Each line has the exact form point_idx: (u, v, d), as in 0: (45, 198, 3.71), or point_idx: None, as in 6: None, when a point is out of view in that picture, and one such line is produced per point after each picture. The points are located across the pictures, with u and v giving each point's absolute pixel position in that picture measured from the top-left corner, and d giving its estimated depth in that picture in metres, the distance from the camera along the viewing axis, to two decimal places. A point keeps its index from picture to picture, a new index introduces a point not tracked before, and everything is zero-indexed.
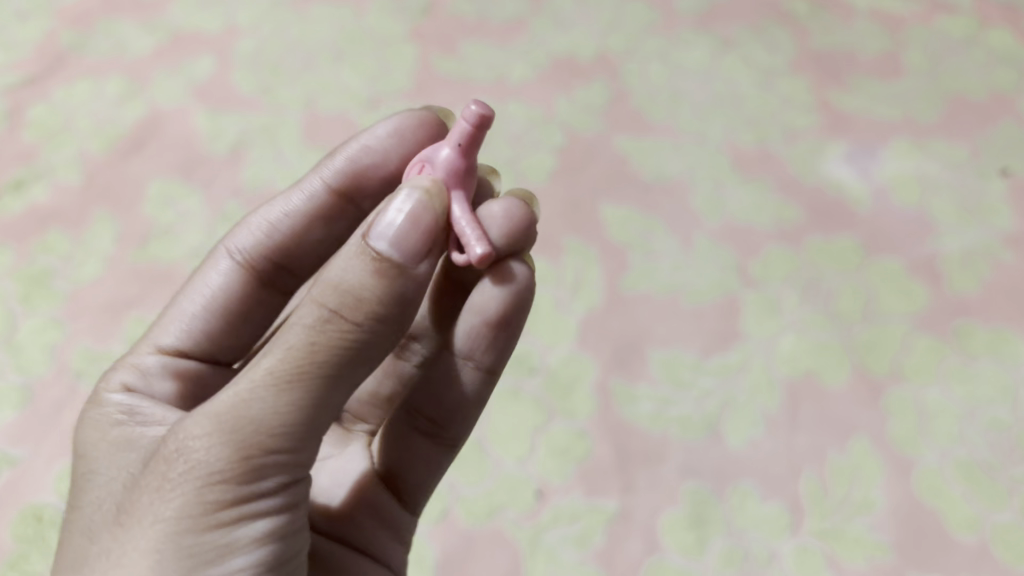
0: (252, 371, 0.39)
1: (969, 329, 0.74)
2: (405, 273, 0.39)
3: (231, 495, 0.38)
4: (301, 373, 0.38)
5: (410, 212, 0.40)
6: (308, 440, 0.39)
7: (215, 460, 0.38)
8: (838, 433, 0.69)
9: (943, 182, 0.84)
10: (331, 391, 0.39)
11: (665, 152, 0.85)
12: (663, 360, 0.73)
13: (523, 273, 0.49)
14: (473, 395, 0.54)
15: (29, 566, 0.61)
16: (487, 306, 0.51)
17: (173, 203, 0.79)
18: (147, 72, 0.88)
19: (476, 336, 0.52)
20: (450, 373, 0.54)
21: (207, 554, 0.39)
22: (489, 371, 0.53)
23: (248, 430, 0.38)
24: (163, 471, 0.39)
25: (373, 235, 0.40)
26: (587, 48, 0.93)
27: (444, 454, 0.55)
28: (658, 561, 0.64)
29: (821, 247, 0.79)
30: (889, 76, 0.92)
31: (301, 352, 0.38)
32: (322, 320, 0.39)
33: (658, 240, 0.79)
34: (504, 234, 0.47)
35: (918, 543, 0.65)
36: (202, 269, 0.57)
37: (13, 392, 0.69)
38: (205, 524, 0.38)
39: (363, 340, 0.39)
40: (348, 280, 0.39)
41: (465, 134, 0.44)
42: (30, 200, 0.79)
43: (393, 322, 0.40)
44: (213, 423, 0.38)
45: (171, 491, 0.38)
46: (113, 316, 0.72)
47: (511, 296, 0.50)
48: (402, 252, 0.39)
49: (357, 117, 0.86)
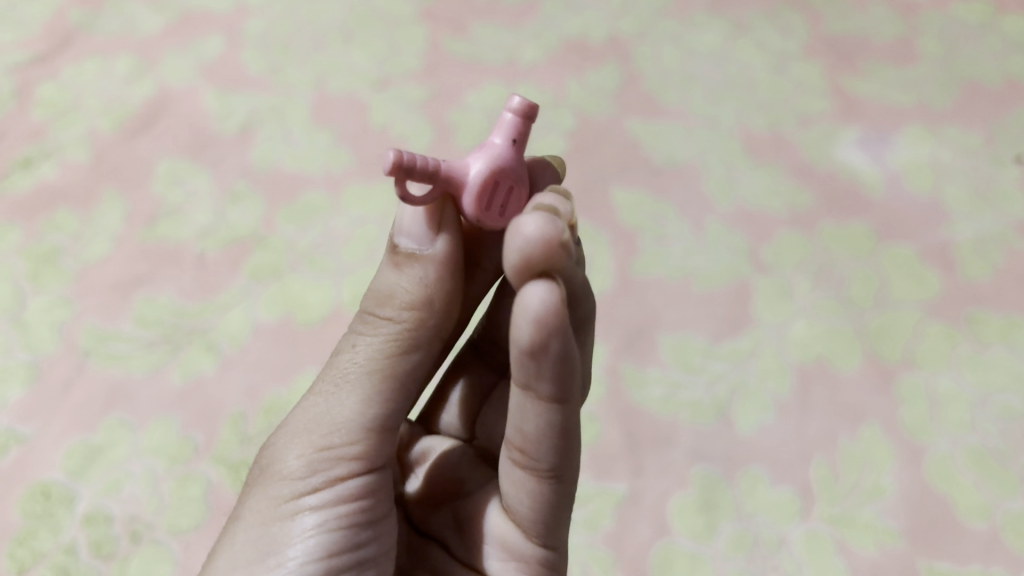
0: (319, 381, 0.45)
1: (981, 316, 0.74)
2: (420, 260, 0.42)
3: (291, 488, 0.44)
4: (348, 374, 0.44)
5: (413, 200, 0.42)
6: (360, 436, 0.44)
7: (282, 458, 0.44)
8: (850, 419, 0.69)
9: (958, 168, 0.83)
10: (379, 386, 0.43)
11: (677, 135, 0.84)
12: (674, 345, 0.72)
13: (551, 294, 0.38)
14: (545, 425, 0.43)
15: (36, 543, 0.61)
16: (517, 338, 0.39)
17: (183, 182, 0.79)
18: (156, 51, 0.88)
19: (520, 370, 0.40)
20: (517, 403, 0.43)
21: (268, 547, 0.43)
22: (559, 399, 0.42)
23: (308, 427, 0.44)
24: (254, 475, 0.46)
25: (397, 232, 0.43)
26: (598, 30, 0.92)
27: (546, 485, 0.47)
28: (666, 545, 0.63)
29: (834, 232, 0.78)
30: (903, 61, 0.91)
31: (348, 356, 0.44)
32: (366, 322, 0.44)
33: (669, 224, 0.79)
34: (523, 253, 0.38)
35: (929, 530, 0.64)
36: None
37: (21, 370, 0.69)
38: (272, 516, 0.44)
39: (401, 334, 0.43)
40: (382, 280, 0.43)
41: (507, 128, 0.42)
42: (39, 177, 0.79)
43: (431, 315, 0.43)
44: (288, 429, 0.45)
45: (255, 489, 0.45)
46: (121, 294, 0.72)
47: (545, 319, 0.38)
48: (413, 237, 0.42)
49: (366, 97, 0.85)
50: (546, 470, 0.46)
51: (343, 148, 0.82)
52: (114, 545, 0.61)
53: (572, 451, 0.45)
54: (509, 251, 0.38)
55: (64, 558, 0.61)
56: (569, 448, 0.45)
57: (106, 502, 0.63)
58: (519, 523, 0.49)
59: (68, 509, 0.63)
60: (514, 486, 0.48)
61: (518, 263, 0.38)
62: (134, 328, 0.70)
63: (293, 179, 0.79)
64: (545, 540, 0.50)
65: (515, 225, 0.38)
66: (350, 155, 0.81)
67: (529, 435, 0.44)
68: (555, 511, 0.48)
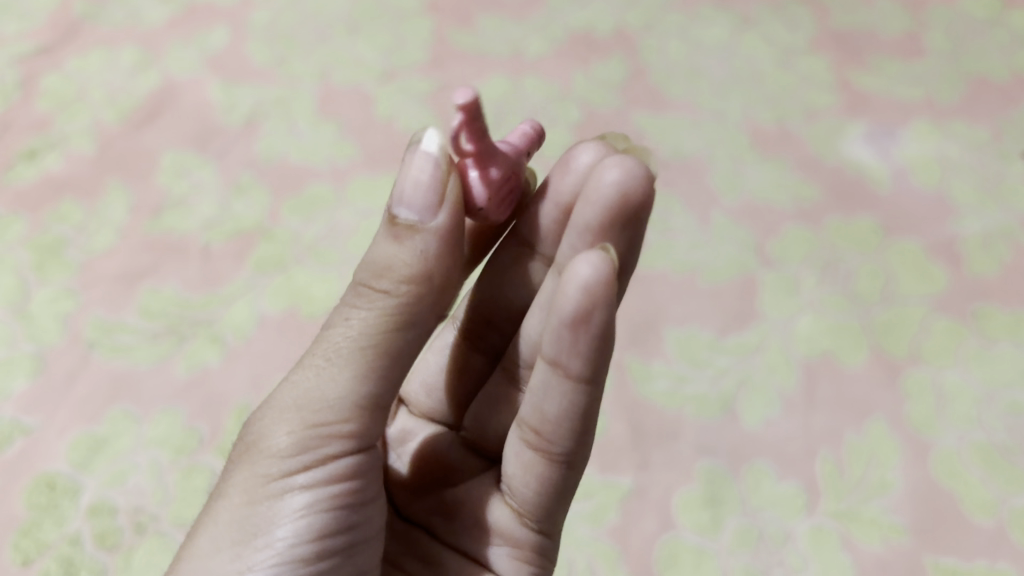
0: (308, 354, 0.44)
1: (988, 312, 0.73)
2: (421, 233, 0.41)
3: (279, 467, 0.43)
4: (338, 351, 0.42)
5: (417, 161, 0.41)
6: (348, 415, 0.43)
7: (270, 434, 0.43)
8: (857, 414, 0.68)
9: (965, 163, 0.82)
10: (370, 363, 0.42)
11: (683, 129, 0.84)
12: (679, 338, 0.72)
13: (603, 262, 0.40)
14: (569, 406, 0.44)
15: (41, 534, 0.61)
16: (565, 302, 0.41)
17: (188, 174, 0.79)
18: (161, 42, 0.88)
19: (560, 338, 0.42)
20: (541, 381, 0.44)
21: (254, 526, 0.43)
22: (588, 380, 0.43)
23: (299, 404, 0.43)
24: (239, 447, 0.45)
25: (395, 203, 0.41)
26: (605, 23, 0.92)
27: (558, 472, 0.47)
28: (671, 539, 0.63)
29: (841, 226, 0.78)
30: (911, 55, 0.90)
31: (341, 329, 0.42)
32: (359, 294, 0.42)
33: (675, 218, 0.78)
34: (619, 185, 0.45)
35: (934, 526, 0.64)
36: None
37: (26, 361, 0.68)
38: (257, 494, 0.43)
39: (395, 308, 0.41)
40: (379, 250, 0.42)
41: (522, 137, 0.46)
42: (44, 168, 0.79)
43: (426, 288, 0.41)
44: (276, 403, 0.44)
45: (240, 463, 0.44)
46: (126, 285, 0.72)
47: (597, 285, 0.40)
48: (415, 208, 0.41)
49: (371, 90, 0.85)
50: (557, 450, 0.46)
51: (348, 140, 0.81)
52: (119, 537, 0.61)
53: (589, 438, 0.46)
54: (604, 192, 0.45)
55: (70, 548, 0.61)
56: (587, 435, 0.46)
57: (111, 494, 0.63)
58: (516, 507, 0.50)
59: (73, 500, 0.62)
60: (522, 469, 0.49)
61: (614, 196, 0.45)
62: (138, 319, 0.70)
63: (298, 170, 0.79)
64: (540, 526, 0.50)
65: (611, 174, 0.45)
66: (354, 148, 0.81)
67: (549, 416, 0.45)
68: (556, 499, 0.49)
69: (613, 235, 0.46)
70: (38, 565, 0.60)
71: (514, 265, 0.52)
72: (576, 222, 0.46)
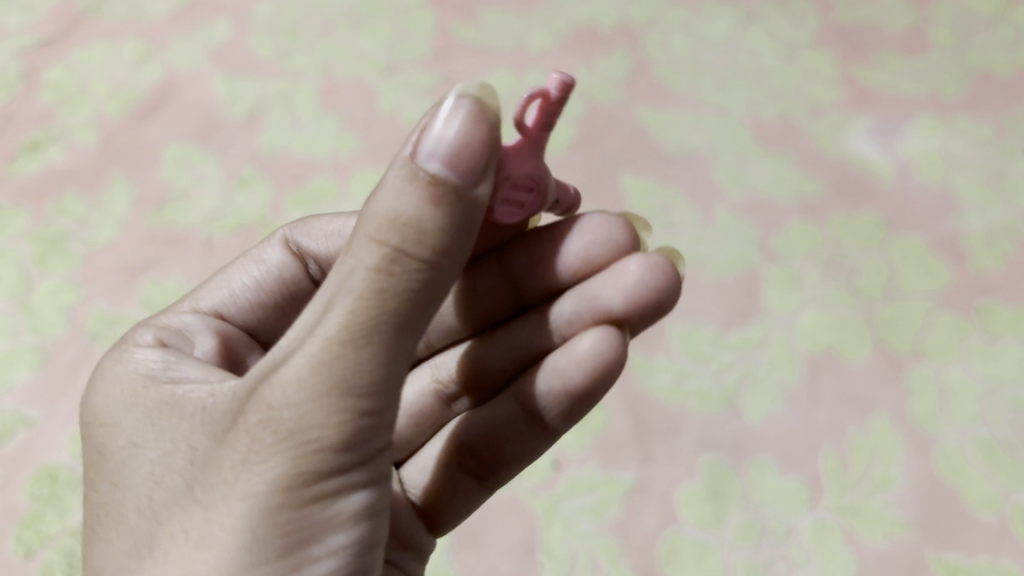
0: (321, 331, 0.36)
1: (991, 308, 0.73)
2: (467, 200, 0.35)
3: (323, 463, 0.37)
4: (376, 336, 0.35)
5: (457, 119, 0.35)
6: (387, 400, 0.37)
7: (302, 430, 0.36)
8: (860, 409, 0.68)
9: (969, 159, 0.82)
10: (407, 340, 0.36)
11: (686, 123, 0.84)
12: (682, 333, 0.72)
13: (602, 345, 0.46)
14: (528, 450, 0.52)
15: (44, 527, 0.61)
16: (569, 375, 0.47)
17: (191, 167, 0.79)
18: (164, 35, 0.88)
19: (550, 396, 0.49)
20: (509, 425, 0.51)
21: (303, 536, 0.38)
22: (554, 432, 0.51)
23: (334, 394, 0.36)
24: (245, 446, 0.37)
25: (422, 154, 0.35)
26: (608, 17, 0.91)
27: (482, 493, 0.55)
28: (673, 534, 0.63)
29: (844, 222, 0.78)
30: (914, 51, 0.90)
31: (377, 304, 0.35)
32: (387, 262, 0.35)
33: (678, 212, 0.78)
34: (649, 282, 0.45)
35: (937, 522, 0.64)
36: (252, 252, 0.59)
37: (29, 353, 0.68)
38: (296, 502, 0.37)
39: (431, 280, 0.36)
40: (410, 211, 0.35)
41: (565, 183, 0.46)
42: (47, 161, 0.79)
43: (455, 255, 0.36)
44: (292, 392, 0.36)
45: (259, 464, 0.37)
46: (130, 278, 0.72)
47: (596, 359, 0.46)
48: (456, 172, 0.35)
49: (374, 83, 0.85)
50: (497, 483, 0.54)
51: (351, 133, 0.81)
52: None
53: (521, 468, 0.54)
54: (631, 290, 0.46)
55: (71, 541, 0.60)
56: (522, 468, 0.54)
57: None
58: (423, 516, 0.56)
59: (75, 492, 0.62)
60: (448, 490, 0.55)
61: (646, 290, 0.46)
62: (141, 312, 0.70)
63: (300, 164, 0.79)
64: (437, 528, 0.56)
65: (641, 274, 0.45)
66: (357, 141, 0.81)
67: (506, 455, 0.52)
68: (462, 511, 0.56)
69: (634, 323, 0.47)
70: (40, 557, 0.60)
71: (487, 290, 0.54)
72: (588, 294, 0.48)
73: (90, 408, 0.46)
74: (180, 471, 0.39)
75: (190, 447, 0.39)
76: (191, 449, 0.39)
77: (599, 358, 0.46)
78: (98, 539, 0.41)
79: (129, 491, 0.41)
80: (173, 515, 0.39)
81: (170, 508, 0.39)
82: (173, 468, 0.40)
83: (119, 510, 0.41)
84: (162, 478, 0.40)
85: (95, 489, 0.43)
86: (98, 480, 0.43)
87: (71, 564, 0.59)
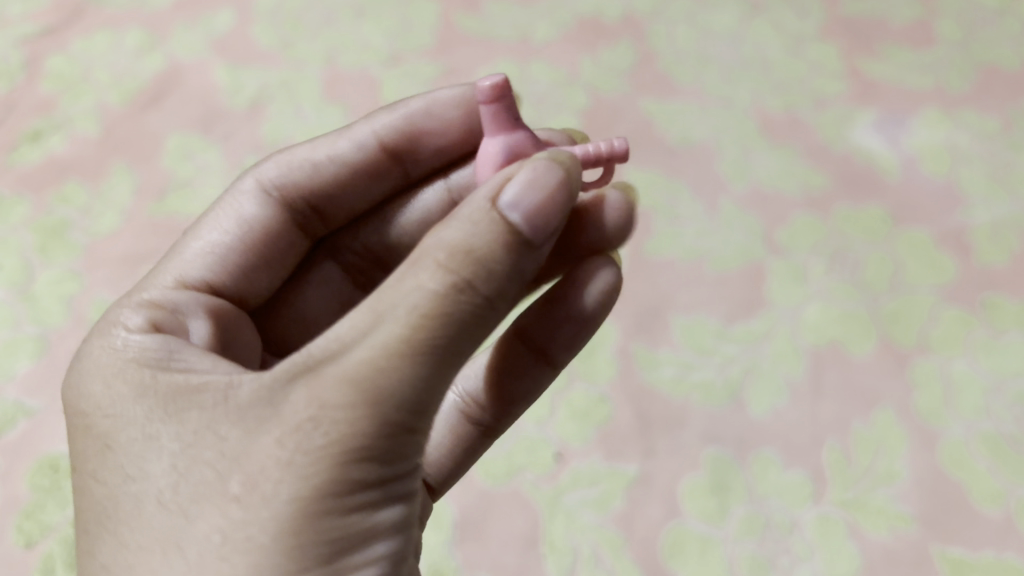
0: (376, 339, 0.36)
1: (997, 302, 0.72)
2: (533, 250, 0.38)
3: (369, 473, 0.36)
4: (434, 349, 0.36)
5: (540, 182, 0.38)
6: (426, 416, 0.37)
7: (352, 435, 0.35)
8: (863, 403, 0.68)
9: (974, 152, 0.81)
10: (455, 360, 0.37)
11: (691, 115, 0.83)
12: (686, 325, 0.71)
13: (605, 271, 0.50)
14: (533, 387, 0.54)
15: (45, 516, 0.61)
16: (574, 301, 0.51)
17: (193, 156, 0.78)
18: (167, 24, 0.87)
19: (559, 327, 0.52)
20: (514, 364, 0.54)
21: (346, 547, 0.36)
22: (552, 364, 0.54)
23: (386, 402, 0.35)
24: (288, 447, 0.36)
25: (504, 204, 0.37)
26: (613, 8, 0.91)
27: (483, 442, 0.55)
28: (677, 526, 0.63)
29: (849, 215, 0.77)
30: (920, 44, 0.89)
31: (435, 319, 0.36)
32: (452, 285, 0.36)
33: (681, 205, 0.78)
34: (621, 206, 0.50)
35: (942, 516, 0.63)
36: (220, 203, 0.54)
37: (29, 343, 0.68)
38: (341, 509, 0.36)
39: (485, 311, 0.37)
40: (479, 243, 0.37)
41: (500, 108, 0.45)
42: (49, 150, 0.78)
43: (509, 290, 0.38)
44: (342, 394, 0.35)
45: (302, 468, 0.35)
46: (130, 267, 0.71)
47: (598, 284, 0.50)
48: (533, 228, 0.38)
49: (377, 74, 0.84)
50: (497, 430, 0.55)
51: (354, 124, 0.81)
52: None
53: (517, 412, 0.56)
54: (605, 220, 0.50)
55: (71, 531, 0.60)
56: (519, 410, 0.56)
57: None
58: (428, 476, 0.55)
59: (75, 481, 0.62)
60: (449, 440, 0.55)
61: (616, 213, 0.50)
62: None
63: None
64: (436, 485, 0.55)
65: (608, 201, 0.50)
66: None
67: (509, 396, 0.54)
68: (460, 466, 0.55)
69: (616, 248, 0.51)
70: (41, 547, 0.60)
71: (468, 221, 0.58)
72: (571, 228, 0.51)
73: (91, 398, 0.43)
74: (210, 464, 0.37)
75: (218, 439, 0.38)
76: (222, 442, 0.38)
77: (605, 288, 0.50)
78: (110, 532, 0.39)
79: (148, 483, 0.39)
80: (204, 511, 0.37)
81: (200, 505, 0.37)
82: (199, 462, 0.38)
83: (136, 504, 0.39)
84: (186, 472, 0.38)
85: (101, 481, 0.41)
86: (103, 472, 0.41)
87: (72, 554, 0.59)
